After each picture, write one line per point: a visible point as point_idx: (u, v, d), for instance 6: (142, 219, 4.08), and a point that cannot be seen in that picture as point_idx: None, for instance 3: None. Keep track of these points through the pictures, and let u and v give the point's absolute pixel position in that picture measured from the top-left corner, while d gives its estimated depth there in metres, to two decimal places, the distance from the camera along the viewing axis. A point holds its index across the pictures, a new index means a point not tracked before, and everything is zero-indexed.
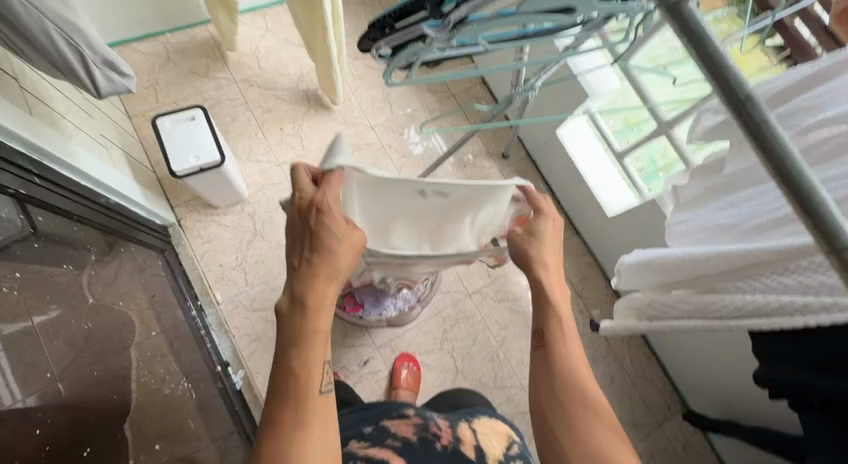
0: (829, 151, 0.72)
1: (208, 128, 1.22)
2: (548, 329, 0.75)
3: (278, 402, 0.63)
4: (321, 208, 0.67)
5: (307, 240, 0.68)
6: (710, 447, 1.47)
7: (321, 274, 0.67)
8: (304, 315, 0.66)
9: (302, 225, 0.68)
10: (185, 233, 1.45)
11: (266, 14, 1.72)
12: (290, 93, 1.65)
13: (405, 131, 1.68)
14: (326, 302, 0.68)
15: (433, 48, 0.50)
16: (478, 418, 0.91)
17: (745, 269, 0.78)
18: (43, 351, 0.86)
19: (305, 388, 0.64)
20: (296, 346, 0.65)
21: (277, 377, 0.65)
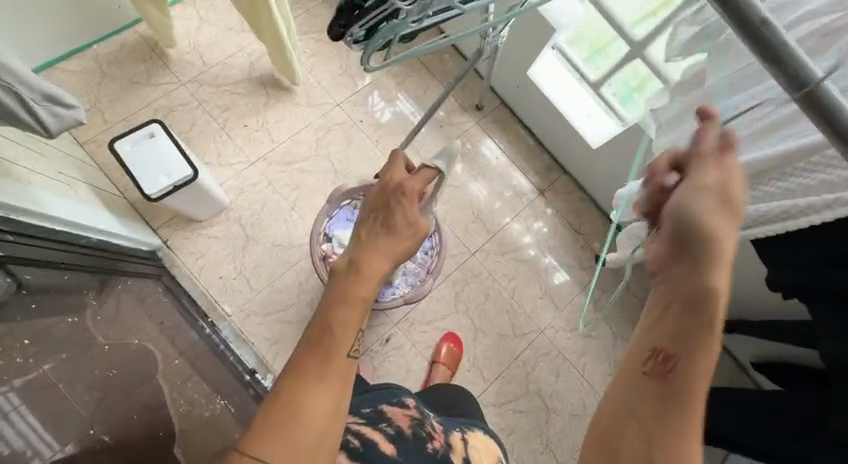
0: (818, 43, 0.70)
1: (171, 143, 1.13)
2: (695, 325, 0.54)
3: (304, 349, 0.61)
4: (406, 192, 0.75)
5: (382, 215, 0.73)
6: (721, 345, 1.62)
7: (382, 238, 0.70)
8: (354, 280, 0.65)
9: (383, 195, 0.75)
10: (177, 254, 1.39)
11: (196, 2, 1.57)
12: (244, 85, 1.55)
13: (365, 100, 1.61)
14: (376, 274, 0.67)
15: (410, 23, 0.45)
16: (474, 431, 1.00)
17: (756, 174, 0.84)
18: (68, 400, 0.99)
19: (334, 348, 0.61)
20: (338, 305, 0.63)
21: (312, 330, 0.62)
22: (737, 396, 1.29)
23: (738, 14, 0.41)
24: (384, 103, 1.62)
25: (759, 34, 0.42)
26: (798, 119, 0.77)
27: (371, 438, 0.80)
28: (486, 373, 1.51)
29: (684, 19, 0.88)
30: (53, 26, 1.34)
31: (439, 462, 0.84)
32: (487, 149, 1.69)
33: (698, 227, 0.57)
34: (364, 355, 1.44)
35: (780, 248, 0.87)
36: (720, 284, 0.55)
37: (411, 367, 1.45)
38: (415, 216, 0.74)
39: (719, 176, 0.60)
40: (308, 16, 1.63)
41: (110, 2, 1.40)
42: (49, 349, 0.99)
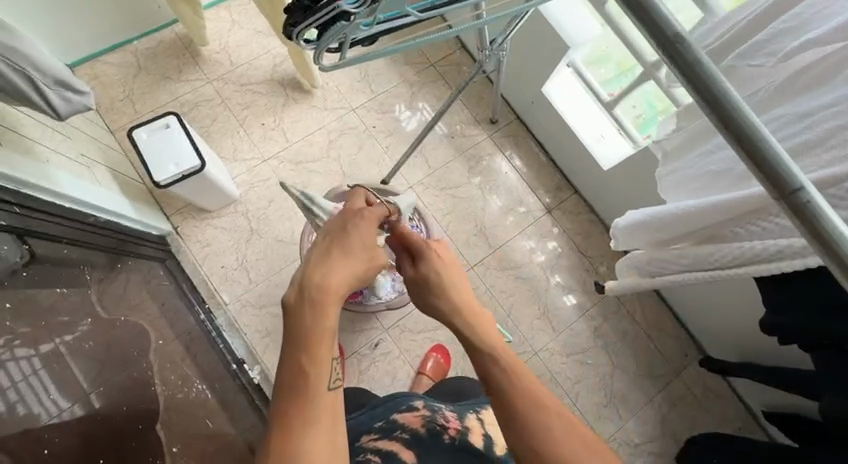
0: (815, 77, 0.68)
1: (185, 133, 1.19)
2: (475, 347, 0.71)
3: (281, 395, 0.57)
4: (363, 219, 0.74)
5: (336, 240, 0.70)
6: (731, 389, 1.51)
7: (340, 263, 0.67)
8: (316, 312, 0.62)
9: (339, 224, 0.73)
10: (184, 241, 1.46)
11: (231, 7, 1.66)
12: (265, 86, 1.62)
13: (395, 107, 1.64)
14: (340, 296, 0.64)
15: (360, 24, 0.47)
16: (485, 407, 0.97)
17: (745, 213, 0.75)
18: (71, 367, 0.94)
19: (314, 384, 0.58)
20: (309, 341, 0.60)
21: (289, 375, 0.58)
22: (737, 445, 1.22)
23: (658, 30, 0.38)
24: (411, 111, 1.65)
25: (676, 55, 0.39)
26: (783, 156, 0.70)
27: (389, 449, 0.81)
28: None
29: None
30: (96, 22, 1.46)
31: (459, 449, 0.84)
32: (497, 164, 1.67)
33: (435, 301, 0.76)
34: (351, 357, 1.45)
35: (781, 292, 0.79)
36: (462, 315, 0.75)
37: (397, 375, 1.45)
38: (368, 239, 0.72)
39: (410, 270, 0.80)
40: None
41: (151, 3, 1.51)
42: (76, 315, 1.02)
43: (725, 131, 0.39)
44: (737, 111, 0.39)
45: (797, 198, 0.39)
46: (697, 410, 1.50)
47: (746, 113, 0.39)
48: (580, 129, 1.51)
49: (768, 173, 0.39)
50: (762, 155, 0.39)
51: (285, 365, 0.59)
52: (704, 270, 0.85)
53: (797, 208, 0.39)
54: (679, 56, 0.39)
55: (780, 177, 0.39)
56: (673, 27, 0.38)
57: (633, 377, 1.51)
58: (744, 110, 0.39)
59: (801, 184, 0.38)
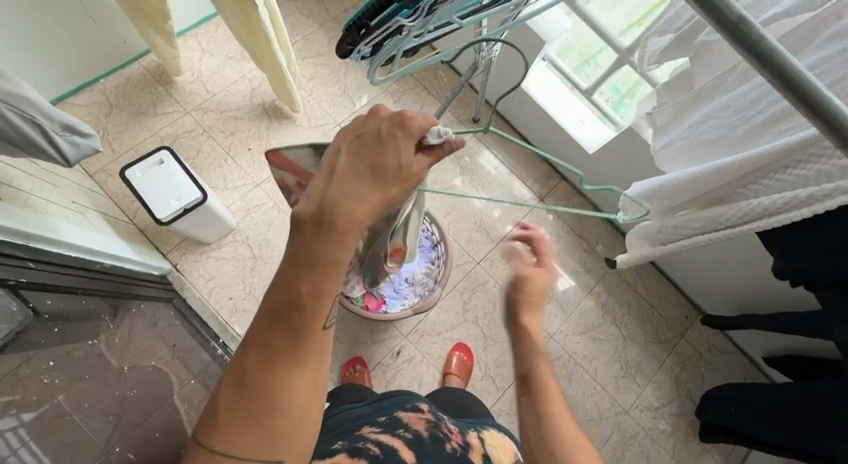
0: None
1: (179, 167, 1.19)
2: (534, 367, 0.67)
3: (270, 323, 0.55)
4: (382, 138, 0.60)
5: (357, 160, 0.60)
6: (733, 344, 1.61)
7: (365, 184, 0.59)
8: (325, 237, 0.56)
9: (357, 145, 0.61)
10: (186, 277, 1.41)
11: (199, 34, 1.63)
12: (245, 111, 1.59)
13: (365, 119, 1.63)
14: (354, 225, 0.57)
15: (412, 37, 0.50)
16: (488, 430, 0.96)
17: (746, 174, 0.82)
18: (82, 427, 0.96)
19: (309, 316, 0.55)
20: (311, 270, 0.56)
21: (286, 298, 0.55)
22: (743, 393, 1.32)
23: (715, 9, 0.40)
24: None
25: (739, 33, 0.40)
26: (786, 116, 0.75)
27: (391, 444, 0.78)
28: (498, 382, 1.51)
29: (653, 32, 0.94)
30: (61, 64, 1.40)
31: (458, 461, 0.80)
32: (485, 161, 1.72)
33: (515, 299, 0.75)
34: (375, 369, 1.45)
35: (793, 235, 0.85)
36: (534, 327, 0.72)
37: (423, 379, 1.46)
38: (398, 161, 0.60)
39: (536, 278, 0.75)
40: (304, 41, 1.67)
41: (117, 39, 1.46)
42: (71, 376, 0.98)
43: (785, 91, 0.41)
44: (800, 76, 0.40)
45: None
46: (705, 367, 1.59)
47: (807, 77, 0.40)
48: (562, 117, 1.56)
49: (832, 126, 0.41)
50: (804, 112, 0.41)
51: (284, 284, 0.56)
52: (709, 232, 0.91)
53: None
54: (745, 35, 0.40)
55: (842, 126, 0.40)
56: (738, 10, 0.39)
57: (645, 343, 1.59)
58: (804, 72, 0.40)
59: None
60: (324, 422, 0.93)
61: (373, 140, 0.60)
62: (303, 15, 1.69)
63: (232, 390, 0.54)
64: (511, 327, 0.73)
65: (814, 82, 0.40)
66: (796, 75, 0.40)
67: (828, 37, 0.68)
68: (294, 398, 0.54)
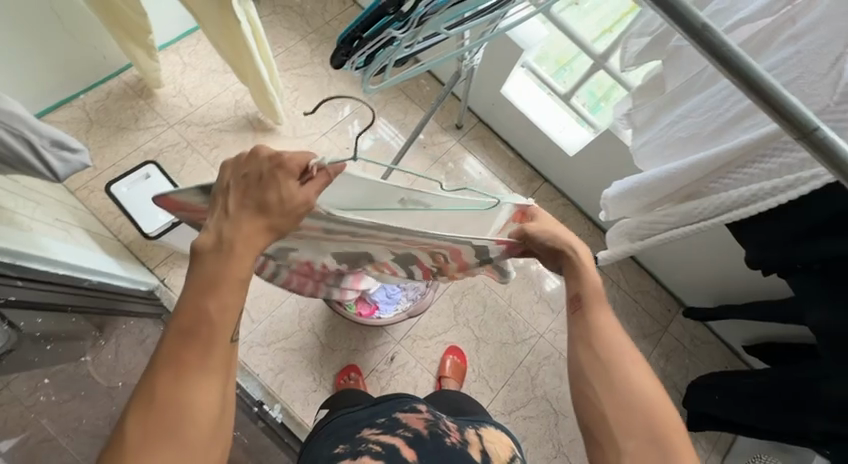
0: None
1: (166, 180, 1.20)
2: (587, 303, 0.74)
3: (174, 345, 0.52)
4: (265, 174, 0.53)
5: (246, 196, 0.54)
6: (714, 335, 1.67)
7: (255, 217, 0.54)
8: (223, 260, 0.53)
9: (242, 180, 0.54)
10: (174, 291, 1.39)
11: (180, 48, 1.63)
12: (229, 123, 1.59)
13: (348, 129, 1.65)
14: (253, 249, 0.54)
15: (403, 48, 0.53)
16: (485, 427, 0.96)
17: (717, 169, 0.87)
18: None
19: (216, 332, 0.53)
20: (213, 292, 0.53)
21: (192, 316, 0.52)
22: (724, 380, 1.36)
23: (681, 18, 0.43)
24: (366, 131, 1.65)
25: (703, 38, 0.44)
26: (751, 115, 0.81)
27: (391, 444, 0.79)
28: (492, 382, 1.53)
29: (633, 33, 0.98)
30: (39, 80, 1.38)
31: (460, 454, 0.81)
32: (468, 166, 1.74)
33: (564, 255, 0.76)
34: (370, 376, 1.47)
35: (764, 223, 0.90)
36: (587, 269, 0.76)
37: (418, 383, 1.48)
38: (288, 193, 0.53)
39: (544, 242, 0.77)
40: (287, 53, 1.69)
41: (96, 54, 1.45)
42: None
43: (748, 89, 0.45)
44: (759, 76, 0.44)
45: (816, 136, 0.44)
46: (688, 358, 1.64)
47: (766, 77, 0.44)
48: (542, 121, 1.62)
49: (789, 120, 0.45)
50: (766, 109, 0.45)
51: (186, 310, 0.53)
52: (686, 225, 0.96)
53: (817, 143, 0.45)
54: (710, 40, 0.44)
55: (800, 119, 0.44)
56: (701, 18, 0.43)
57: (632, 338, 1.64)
58: (762, 73, 0.44)
59: (817, 124, 0.44)
60: (324, 428, 0.94)
61: (257, 178, 0.53)
62: (284, 27, 1.71)
63: (142, 414, 0.50)
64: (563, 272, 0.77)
65: (766, 82, 0.44)
66: (754, 76, 0.44)
67: (784, 40, 0.73)
68: (206, 415, 0.51)
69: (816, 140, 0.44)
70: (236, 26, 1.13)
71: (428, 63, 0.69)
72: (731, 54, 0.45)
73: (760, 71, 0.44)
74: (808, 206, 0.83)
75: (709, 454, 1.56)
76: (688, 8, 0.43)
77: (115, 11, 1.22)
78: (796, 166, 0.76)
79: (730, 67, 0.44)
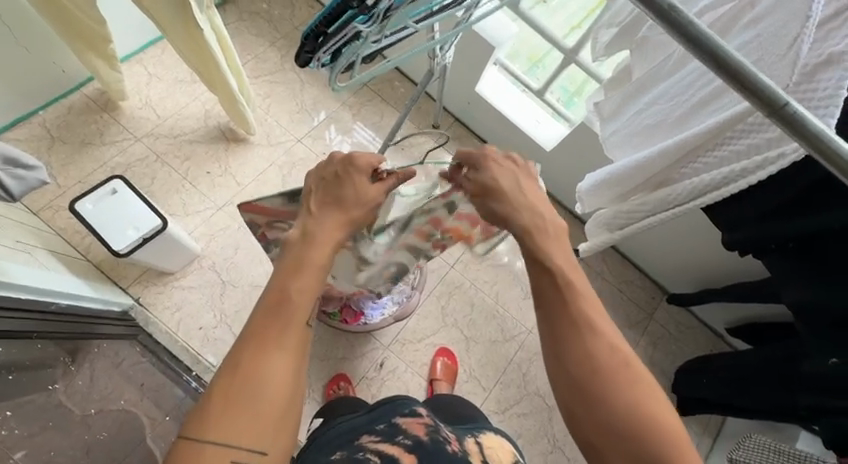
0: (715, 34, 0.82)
1: (136, 195, 1.15)
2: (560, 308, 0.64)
3: (259, 317, 0.58)
4: (344, 176, 0.70)
5: (326, 195, 0.69)
6: (697, 320, 1.70)
7: (333, 214, 0.68)
8: (308, 247, 0.64)
9: (327, 184, 0.70)
10: (150, 310, 1.33)
11: (145, 59, 1.58)
12: (200, 134, 1.54)
13: (325, 134, 1.62)
14: (330, 241, 0.66)
15: (369, 43, 0.51)
16: (485, 433, 0.95)
17: (686, 155, 0.88)
18: None
19: (297, 309, 0.59)
20: (298, 273, 0.62)
21: (277, 294, 0.60)
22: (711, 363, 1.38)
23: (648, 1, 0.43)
24: (342, 136, 1.63)
25: (670, 20, 0.44)
26: (716, 99, 0.82)
27: (390, 453, 0.76)
28: (484, 381, 1.52)
29: (604, 23, 1.01)
30: None
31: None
32: None
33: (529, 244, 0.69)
34: (360, 384, 1.44)
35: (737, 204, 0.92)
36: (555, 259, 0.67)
37: (410, 387, 1.46)
38: (358, 192, 0.69)
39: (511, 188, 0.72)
40: (256, 60, 1.65)
41: (54, 67, 1.39)
42: (27, 425, 0.89)
43: (718, 68, 0.45)
44: (727, 55, 0.45)
45: (787, 111, 0.45)
46: (674, 344, 1.67)
47: (735, 57, 0.45)
48: (521, 120, 1.60)
49: (760, 96, 0.45)
50: (738, 88, 0.46)
51: (275, 287, 0.61)
52: (662, 211, 0.97)
53: (788, 119, 0.45)
54: (678, 22, 0.44)
55: (769, 96, 0.45)
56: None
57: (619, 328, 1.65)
58: (730, 52, 0.45)
59: (787, 100, 0.45)
60: (318, 438, 0.89)
61: (335, 178, 0.70)
62: (252, 34, 1.68)
63: (226, 387, 0.54)
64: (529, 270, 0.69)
65: (736, 61, 0.44)
66: (724, 55, 0.44)
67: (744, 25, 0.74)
68: (283, 389, 0.55)
69: (785, 115, 0.45)
70: (199, 34, 1.09)
71: (395, 59, 0.68)
72: (700, 35, 0.45)
73: (727, 50, 0.44)
74: (779, 185, 0.85)
75: (700, 437, 1.58)
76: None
77: (71, 20, 1.17)
78: (763, 146, 0.77)
79: (701, 47, 0.44)
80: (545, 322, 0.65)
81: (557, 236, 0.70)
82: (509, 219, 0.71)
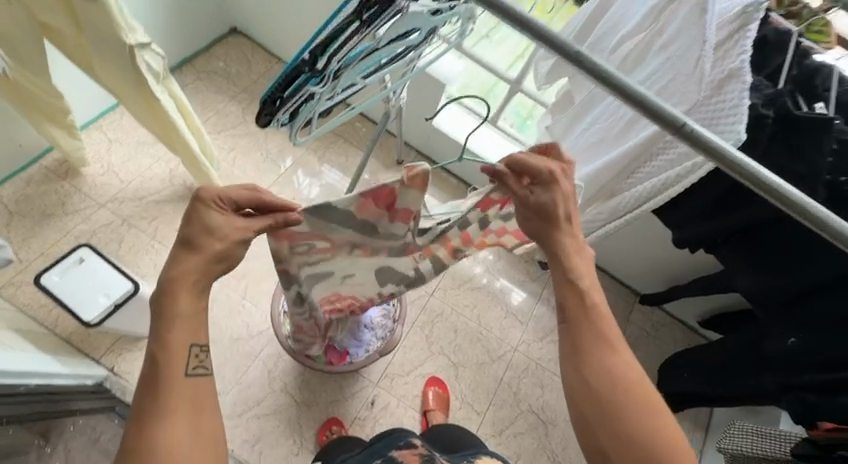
0: None
1: (104, 262, 1.14)
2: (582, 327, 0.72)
3: (143, 390, 0.62)
4: (200, 215, 0.67)
5: (185, 238, 0.67)
6: (672, 317, 1.75)
7: (191, 258, 0.66)
8: (167, 306, 0.65)
9: (188, 225, 0.67)
10: (125, 378, 1.29)
11: (104, 125, 1.59)
12: (166, 193, 1.55)
13: (294, 179, 1.66)
14: (194, 286, 0.66)
15: (323, 100, 0.56)
16: (480, 457, 0.95)
17: (628, 165, 0.96)
18: None
19: (171, 368, 0.63)
20: (165, 336, 0.64)
21: (153, 363, 0.63)
22: (690, 356, 1.42)
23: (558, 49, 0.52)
24: (311, 179, 1.67)
25: (580, 62, 0.52)
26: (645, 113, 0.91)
27: None
28: (476, 406, 1.52)
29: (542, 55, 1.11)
30: None
31: None
32: None
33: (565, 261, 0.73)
34: (353, 425, 1.42)
35: (678, 205, 1.00)
36: (585, 281, 0.73)
37: (404, 422, 1.45)
38: (217, 229, 0.67)
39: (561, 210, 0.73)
40: (218, 116, 1.69)
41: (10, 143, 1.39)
42: None
43: (623, 98, 0.52)
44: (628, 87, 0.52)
45: (686, 128, 0.52)
46: (654, 342, 1.71)
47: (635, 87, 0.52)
48: (483, 150, 1.60)
49: (661, 118, 0.53)
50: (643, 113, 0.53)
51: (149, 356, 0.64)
52: (616, 219, 1.02)
53: (688, 135, 0.52)
54: (586, 62, 0.52)
55: (668, 117, 0.52)
56: (572, 46, 0.51)
57: None
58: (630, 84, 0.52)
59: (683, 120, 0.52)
60: None
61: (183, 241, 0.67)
62: (211, 91, 1.72)
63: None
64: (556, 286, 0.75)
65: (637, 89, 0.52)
66: (625, 87, 0.52)
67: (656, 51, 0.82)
68: (179, 448, 0.59)
69: (686, 132, 0.52)
70: (158, 105, 1.12)
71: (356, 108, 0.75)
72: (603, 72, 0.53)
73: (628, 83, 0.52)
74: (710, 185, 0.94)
75: (693, 432, 1.60)
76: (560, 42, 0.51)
77: (28, 96, 1.18)
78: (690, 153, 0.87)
79: (605, 82, 0.52)
80: (571, 336, 0.73)
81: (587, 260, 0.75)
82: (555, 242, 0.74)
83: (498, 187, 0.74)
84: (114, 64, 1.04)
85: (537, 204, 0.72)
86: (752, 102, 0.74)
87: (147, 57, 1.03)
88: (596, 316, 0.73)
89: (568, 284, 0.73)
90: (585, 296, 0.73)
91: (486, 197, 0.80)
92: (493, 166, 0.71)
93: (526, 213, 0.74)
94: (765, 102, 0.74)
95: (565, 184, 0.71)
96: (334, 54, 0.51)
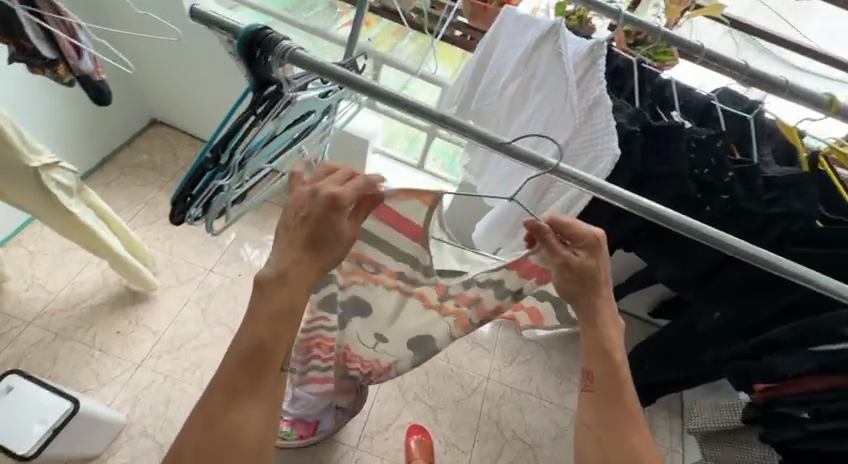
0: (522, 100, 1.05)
1: (35, 385, 1.07)
2: (606, 394, 0.71)
3: (241, 363, 0.63)
4: (308, 215, 0.61)
5: (302, 235, 0.62)
6: (625, 314, 1.85)
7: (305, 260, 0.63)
8: (280, 293, 0.63)
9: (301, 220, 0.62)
10: None
11: (24, 239, 1.52)
12: (102, 297, 1.48)
13: (238, 255, 1.64)
14: (307, 291, 0.64)
15: (235, 190, 0.60)
16: None
17: (539, 187, 1.04)
18: None
19: (268, 361, 0.64)
20: (269, 323, 0.63)
21: (251, 345, 0.63)
22: (644, 349, 1.49)
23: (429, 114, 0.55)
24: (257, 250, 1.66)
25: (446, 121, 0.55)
26: None
27: None
28: (462, 446, 1.50)
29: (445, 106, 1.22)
30: None
31: None
32: None
33: (599, 328, 0.71)
34: None
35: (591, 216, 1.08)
36: (618, 350, 0.71)
37: None
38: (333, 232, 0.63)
39: (604, 275, 0.70)
40: (148, 207, 1.67)
41: None
42: None
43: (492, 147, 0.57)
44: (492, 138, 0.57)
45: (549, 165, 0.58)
46: None
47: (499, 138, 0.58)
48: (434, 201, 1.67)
49: (530, 159, 0.58)
50: (515, 155, 0.58)
51: (254, 331, 0.63)
52: None
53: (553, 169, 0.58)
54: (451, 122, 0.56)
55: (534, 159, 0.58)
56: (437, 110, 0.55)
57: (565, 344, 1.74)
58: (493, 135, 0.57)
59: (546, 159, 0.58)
60: None
61: (330, 203, 0.61)
62: (139, 184, 1.71)
63: (200, 432, 0.62)
64: (585, 348, 0.72)
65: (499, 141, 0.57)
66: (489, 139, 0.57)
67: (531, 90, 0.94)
68: (253, 427, 0.62)
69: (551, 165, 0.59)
70: (73, 218, 1.11)
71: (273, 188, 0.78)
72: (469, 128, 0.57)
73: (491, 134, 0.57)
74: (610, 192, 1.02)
75: (672, 421, 1.65)
76: (426, 107, 0.55)
77: None
78: None
79: (471, 134, 0.57)
80: (592, 399, 0.72)
81: (619, 325, 0.73)
82: (585, 304, 0.70)
83: (539, 248, 0.70)
84: (18, 186, 1.04)
85: (581, 266, 0.68)
86: (619, 122, 0.86)
87: (54, 174, 1.04)
88: (624, 389, 0.71)
89: (600, 348, 0.71)
90: (616, 369, 0.71)
91: (528, 259, 0.73)
92: (537, 221, 0.67)
93: (563, 275, 0.70)
94: (630, 120, 0.86)
95: (606, 250, 0.69)
96: (237, 149, 0.56)
